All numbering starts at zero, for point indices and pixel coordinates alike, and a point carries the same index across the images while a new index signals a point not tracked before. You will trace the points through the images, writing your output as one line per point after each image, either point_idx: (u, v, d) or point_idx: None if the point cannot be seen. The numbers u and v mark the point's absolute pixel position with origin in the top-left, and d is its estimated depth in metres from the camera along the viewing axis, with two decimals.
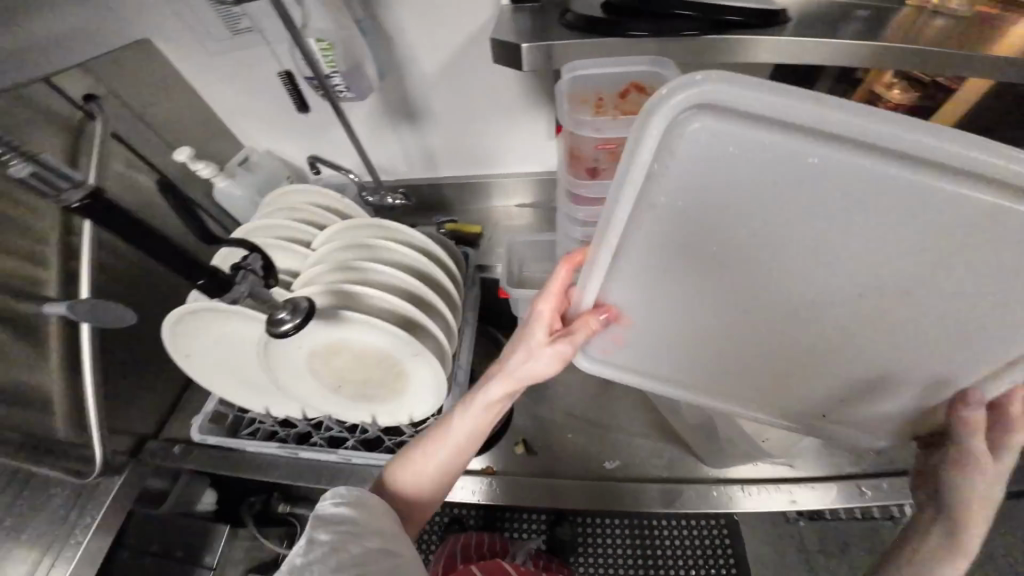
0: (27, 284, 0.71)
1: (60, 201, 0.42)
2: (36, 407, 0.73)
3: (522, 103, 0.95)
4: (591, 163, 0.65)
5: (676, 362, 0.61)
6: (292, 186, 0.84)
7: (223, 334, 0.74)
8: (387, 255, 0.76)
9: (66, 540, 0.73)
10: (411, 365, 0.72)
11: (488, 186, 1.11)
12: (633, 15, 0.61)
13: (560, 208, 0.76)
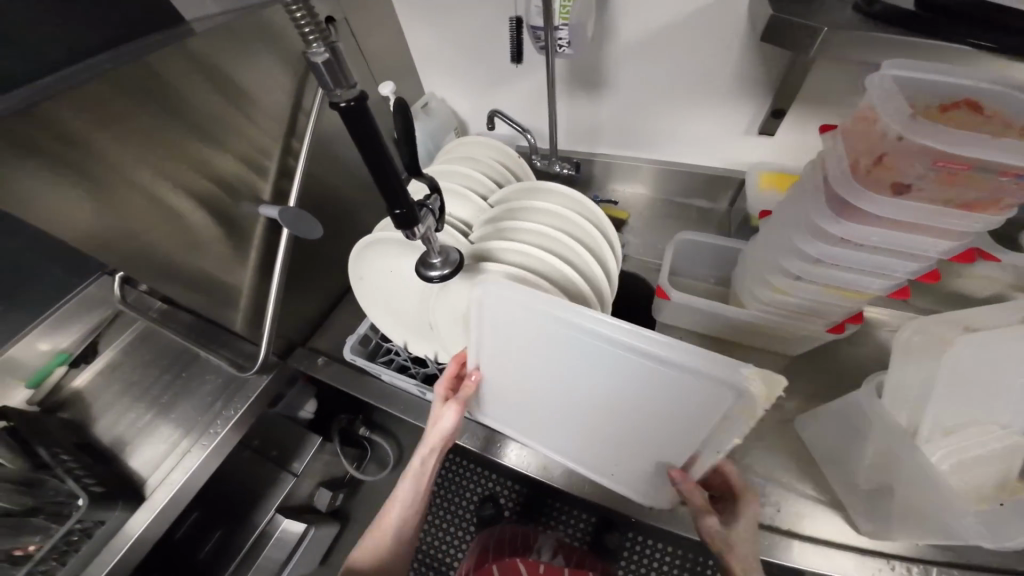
0: (248, 188, 0.82)
1: (329, 93, 0.41)
2: (232, 294, 0.85)
3: (724, 87, 0.84)
4: (898, 179, 0.42)
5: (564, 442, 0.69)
6: (475, 138, 0.86)
7: (393, 266, 0.78)
8: (561, 223, 0.72)
9: (204, 431, 0.82)
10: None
11: (645, 173, 1.05)
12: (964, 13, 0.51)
13: (800, 224, 0.54)
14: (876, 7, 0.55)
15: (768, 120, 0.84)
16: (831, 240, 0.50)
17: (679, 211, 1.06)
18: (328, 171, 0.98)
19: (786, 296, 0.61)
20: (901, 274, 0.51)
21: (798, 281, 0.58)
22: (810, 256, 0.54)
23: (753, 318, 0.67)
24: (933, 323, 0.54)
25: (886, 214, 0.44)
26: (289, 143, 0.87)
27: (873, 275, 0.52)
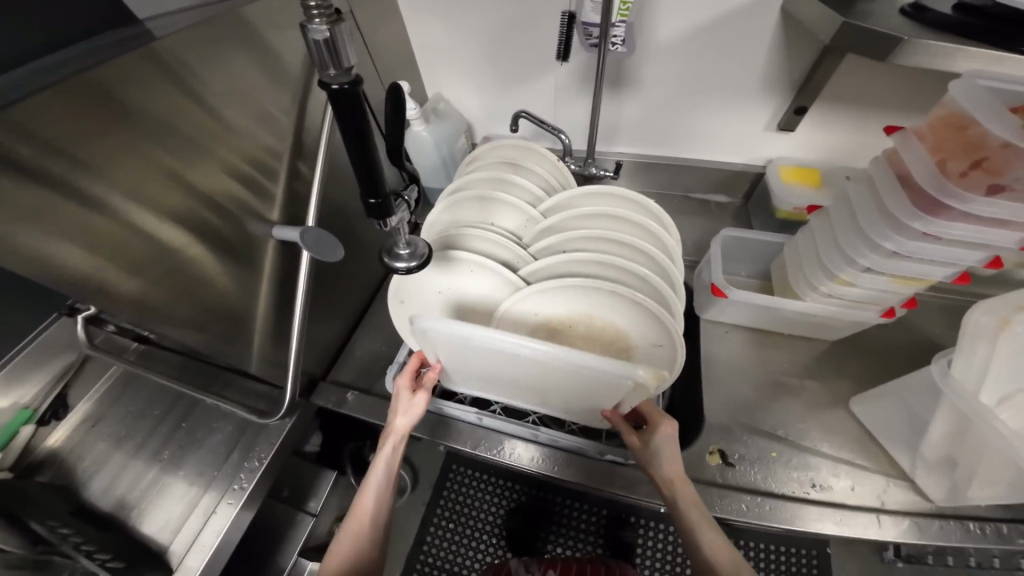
0: (261, 204, 0.71)
1: (321, 73, 0.38)
2: (248, 328, 0.74)
3: (748, 82, 0.87)
4: (998, 172, 0.46)
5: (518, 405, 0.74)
6: (514, 141, 0.81)
7: (443, 289, 0.73)
8: (625, 229, 0.71)
9: (229, 487, 0.71)
10: (644, 352, 0.67)
11: (663, 168, 1.05)
12: (1005, 23, 0.57)
13: (869, 210, 0.58)
14: (926, 15, 0.59)
15: (787, 114, 0.88)
16: (913, 234, 0.53)
17: (698, 207, 1.08)
18: (339, 182, 0.88)
19: (849, 288, 0.64)
20: (966, 265, 0.54)
21: (867, 273, 0.60)
22: (887, 250, 0.56)
23: (812, 310, 0.69)
24: (996, 302, 0.58)
25: (981, 211, 0.47)
26: (300, 152, 0.77)
27: (943, 266, 0.56)
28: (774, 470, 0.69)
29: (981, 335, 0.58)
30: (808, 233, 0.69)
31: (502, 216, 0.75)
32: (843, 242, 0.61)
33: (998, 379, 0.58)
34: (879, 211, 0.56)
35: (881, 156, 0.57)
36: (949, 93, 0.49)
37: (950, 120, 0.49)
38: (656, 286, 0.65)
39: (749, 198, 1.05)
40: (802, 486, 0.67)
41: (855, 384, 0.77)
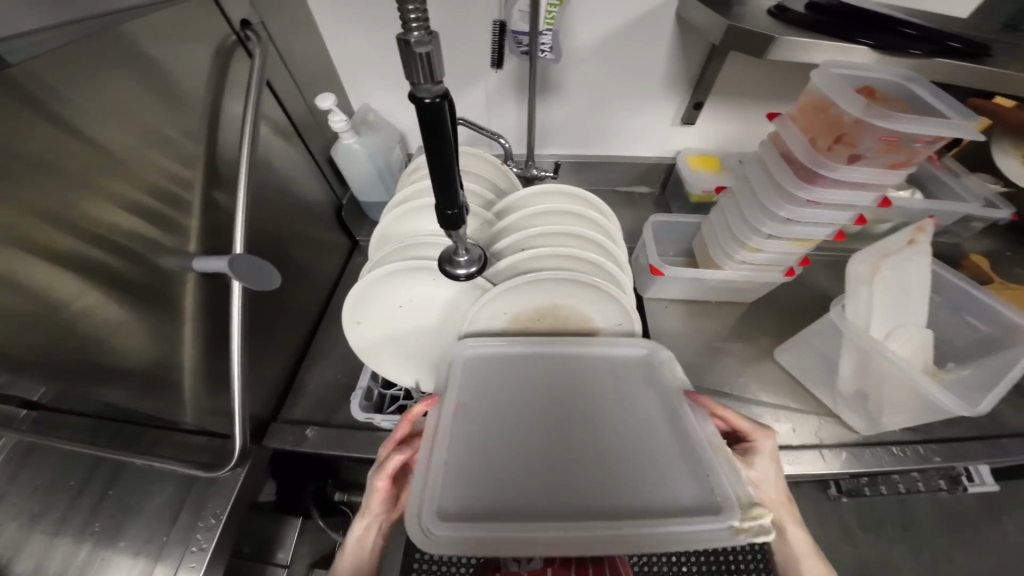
0: (173, 236, 0.64)
1: (413, 86, 0.36)
2: (174, 373, 0.66)
3: (652, 84, 0.98)
4: (855, 143, 0.57)
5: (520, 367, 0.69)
6: (455, 148, 0.83)
7: (405, 301, 0.73)
8: (573, 223, 0.76)
9: (185, 550, 0.65)
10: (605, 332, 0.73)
11: (594, 166, 1.14)
12: (846, 24, 0.70)
13: (766, 185, 0.68)
14: (786, 15, 0.73)
15: (688, 111, 1.01)
16: (800, 202, 0.64)
17: (626, 199, 1.19)
18: (265, 205, 0.82)
19: (759, 254, 0.74)
20: (841, 223, 0.67)
21: (771, 240, 0.71)
22: (783, 218, 0.67)
23: (733, 277, 0.79)
24: (864, 253, 0.72)
25: (844, 177, 0.59)
26: (214, 175, 0.71)
27: (826, 226, 0.68)
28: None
29: (860, 282, 0.72)
30: (720, 211, 0.80)
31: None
32: (748, 215, 0.71)
33: (878, 315, 0.72)
34: (772, 186, 0.67)
35: (767, 139, 0.68)
36: (810, 83, 0.60)
37: (814, 102, 0.60)
38: (608, 270, 0.71)
39: (667, 186, 1.18)
40: None
41: (771, 335, 0.90)
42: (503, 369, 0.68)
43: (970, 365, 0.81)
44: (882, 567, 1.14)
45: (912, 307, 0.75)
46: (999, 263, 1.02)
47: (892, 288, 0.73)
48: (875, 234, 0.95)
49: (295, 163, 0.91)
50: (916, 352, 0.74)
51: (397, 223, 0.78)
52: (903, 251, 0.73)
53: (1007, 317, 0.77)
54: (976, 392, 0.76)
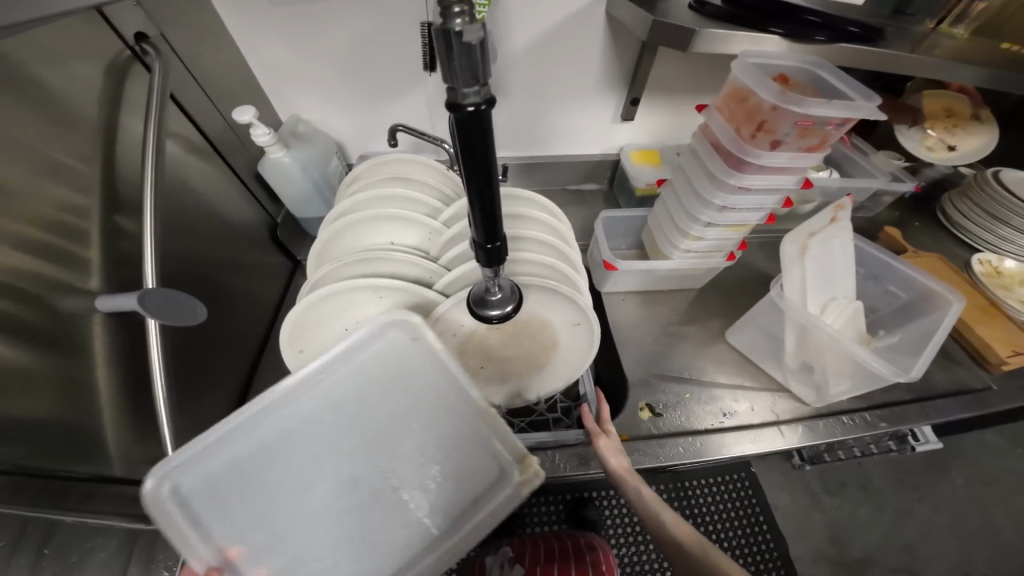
0: (72, 273, 0.56)
1: (454, 91, 0.30)
2: (85, 430, 0.57)
3: (590, 83, 0.99)
4: (774, 130, 0.59)
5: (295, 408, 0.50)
6: (398, 155, 0.79)
7: (356, 321, 0.69)
8: (527, 227, 0.74)
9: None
10: (565, 335, 0.71)
11: (541, 166, 1.14)
12: (758, 15, 0.74)
13: (701, 176, 0.70)
14: (706, 9, 0.76)
15: (627, 107, 1.03)
16: (731, 190, 0.67)
17: (576, 197, 1.20)
18: (184, 230, 0.74)
19: (701, 242, 0.77)
20: (771, 206, 0.70)
21: (709, 227, 0.73)
22: (718, 206, 0.69)
23: (679, 266, 0.82)
24: (794, 234, 0.75)
25: (768, 163, 0.61)
26: (117, 201, 0.63)
27: (758, 211, 0.71)
28: (690, 408, 0.81)
29: (792, 260, 0.75)
30: (662, 202, 0.82)
31: (400, 236, 0.74)
32: (687, 205, 0.74)
33: (813, 291, 0.77)
34: (705, 176, 0.70)
35: (698, 131, 0.71)
36: (730, 75, 0.63)
37: (735, 92, 0.62)
38: (562, 271, 0.70)
39: (613, 182, 1.20)
40: (717, 417, 0.80)
41: (722, 317, 0.94)
42: (290, 416, 0.50)
43: (898, 332, 0.88)
44: (842, 521, 1.22)
45: (841, 281, 0.80)
46: (908, 231, 1.13)
47: (821, 265, 0.78)
48: (802, 214, 1.00)
49: (216, 183, 0.83)
50: (846, 324, 0.80)
51: (337, 239, 0.73)
52: (830, 228, 0.77)
53: (919, 282, 0.85)
54: (906, 356, 0.82)
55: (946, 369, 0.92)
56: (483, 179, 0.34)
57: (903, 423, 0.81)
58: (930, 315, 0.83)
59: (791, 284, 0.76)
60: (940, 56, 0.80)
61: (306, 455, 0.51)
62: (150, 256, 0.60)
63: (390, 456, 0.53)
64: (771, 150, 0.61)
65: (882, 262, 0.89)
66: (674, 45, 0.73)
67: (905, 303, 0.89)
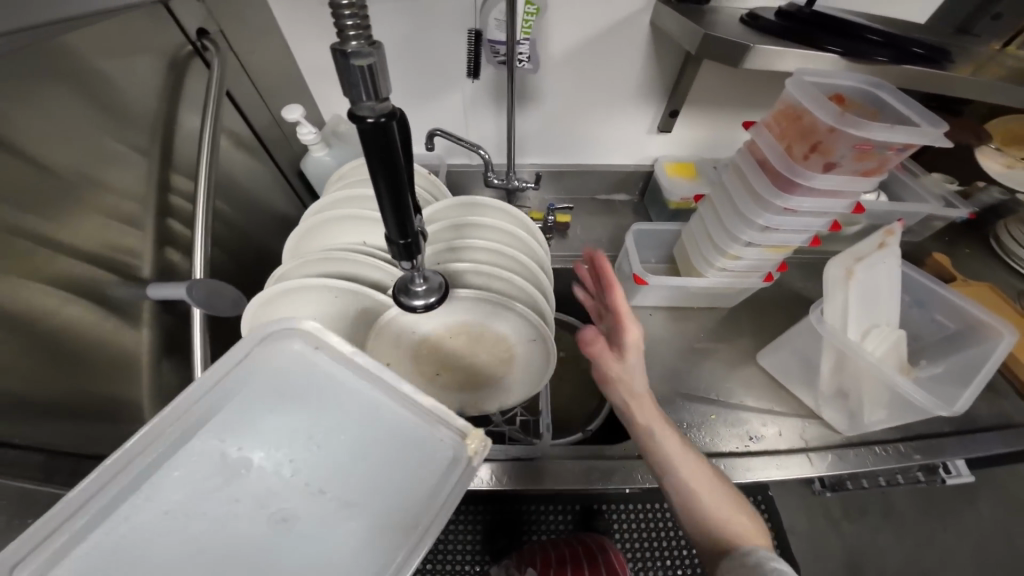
0: (126, 255, 0.60)
1: (352, 104, 0.31)
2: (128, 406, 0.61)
3: (627, 92, 0.98)
4: (830, 153, 0.57)
5: (193, 447, 0.40)
6: None
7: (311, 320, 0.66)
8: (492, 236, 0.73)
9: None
10: (522, 349, 0.69)
11: (572, 173, 1.14)
12: (812, 30, 0.72)
13: (744, 194, 0.68)
14: (758, 23, 0.74)
15: (664, 118, 1.02)
16: (776, 210, 0.65)
17: (604, 206, 1.19)
18: (228, 221, 0.77)
19: (739, 261, 0.75)
20: (817, 229, 0.68)
21: (749, 246, 0.71)
22: (760, 225, 0.67)
23: (712, 285, 0.80)
24: (838, 260, 0.72)
25: (821, 185, 0.59)
26: (169, 190, 0.66)
27: (805, 234, 0.69)
28: (716, 430, 0.78)
29: (835, 285, 0.72)
30: (698, 219, 0.80)
31: (373, 235, 0.70)
32: (726, 223, 0.72)
33: (856, 318, 0.73)
34: (747, 194, 0.68)
35: (743, 148, 0.69)
36: (783, 93, 0.60)
37: (789, 109, 0.60)
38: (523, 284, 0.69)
39: (644, 193, 1.19)
40: (742, 440, 0.77)
41: (752, 337, 0.91)
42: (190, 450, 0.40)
43: (940, 363, 0.83)
44: (866, 556, 1.15)
45: (885, 308, 0.76)
46: (954, 256, 1.07)
47: (864, 291, 0.74)
48: (846, 235, 0.96)
49: (260, 178, 0.87)
50: (891, 356, 0.75)
51: (310, 235, 0.71)
52: (878, 254, 0.74)
53: (970, 311, 0.80)
54: (952, 389, 0.77)
55: (986, 401, 0.87)
56: (391, 190, 0.35)
57: (938, 455, 0.76)
58: (981, 346, 0.78)
59: (832, 309, 0.72)
60: (1007, 76, 0.75)
61: (186, 529, 0.38)
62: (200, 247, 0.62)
63: (316, 478, 0.41)
64: (824, 172, 0.59)
65: (929, 289, 0.85)
66: (720, 58, 0.72)
67: (951, 332, 0.84)
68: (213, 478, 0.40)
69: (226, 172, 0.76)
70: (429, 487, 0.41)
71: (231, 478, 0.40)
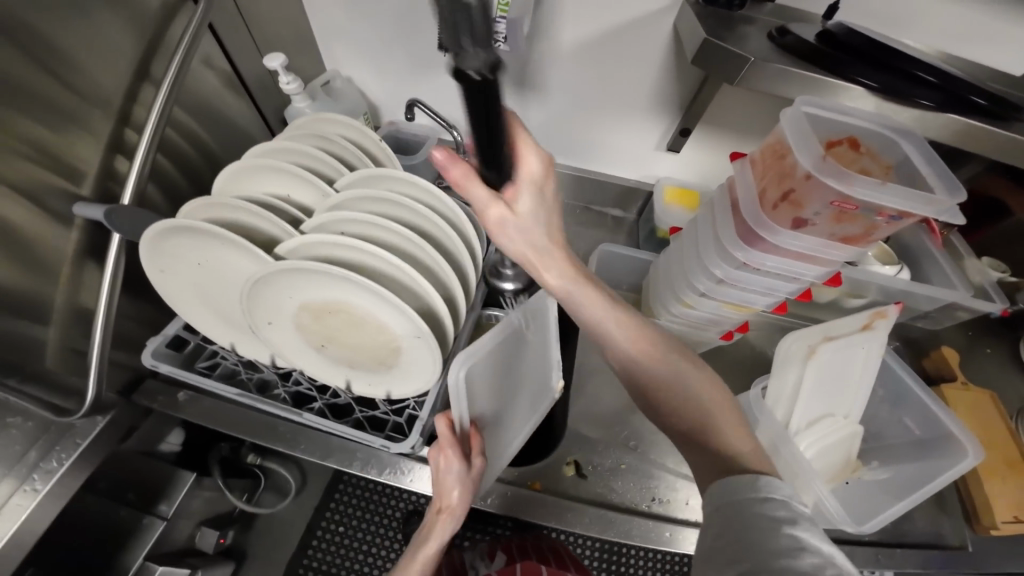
0: (59, 163, 0.61)
1: (455, 58, 0.28)
2: (39, 306, 0.63)
3: (638, 98, 0.88)
4: (806, 208, 0.49)
5: (508, 342, 0.58)
6: (332, 114, 0.71)
7: (202, 263, 0.61)
8: (418, 220, 0.63)
9: (19, 485, 0.61)
10: (409, 345, 0.59)
11: (566, 176, 1.06)
12: (848, 56, 0.59)
13: (712, 237, 0.59)
14: (787, 40, 0.62)
15: (676, 136, 0.90)
16: (735, 263, 0.57)
17: (595, 218, 1.10)
18: (185, 151, 0.77)
19: (694, 310, 0.66)
20: (785, 295, 0.60)
21: (705, 298, 0.63)
22: (716, 277, 0.59)
23: (666, 328, 0.72)
24: (805, 335, 0.70)
25: (786, 243, 0.51)
26: (131, 112, 0.69)
27: (768, 297, 0.61)
28: (625, 482, 0.73)
29: (790, 361, 0.70)
30: (670, 252, 0.70)
31: (299, 191, 0.65)
32: (687, 266, 0.63)
33: (804, 404, 0.69)
34: (710, 239, 0.60)
35: (725, 181, 0.60)
36: (774, 127, 0.51)
37: (773, 146, 0.51)
38: (434, 272, 0.61)
39: (640, 214, 1.08)
40: (643, 499, 0.71)
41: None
42: (504, 347, 0.58)
43: (888, 471, 0.76)
44: None
45: (845, 398, 0.71)
46: (970, 356, 0.92)
47: (824, 372, 0.71)
48: (847, 309, 0.83)
49: (235, 115, 0.86)
50: (836, 456, 0.72)
51: (236, 179, 0.66)
52: (857, 335, 0.71)
53: (943, 423, 0.73)
54: (885, 499, 0.73)
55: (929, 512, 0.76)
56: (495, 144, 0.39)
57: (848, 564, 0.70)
58: (939, 463, 0.71)
59: (780, 386, 0.69)
60: None
61: (485, 388, 0.59)
62: (133, 181, 0.65)
63: (529, 374, 0.68)
64: (792, 228, 0.51)
65: (907, 390, 0.78)
66: (727, 72, 0.62)
67: (918, 442, 0.76)
68: (503, 353, 0.58)
69: (196, 105, 0.77)
70: (539, 400, 0.72)
71: (506, 365, 0.60)
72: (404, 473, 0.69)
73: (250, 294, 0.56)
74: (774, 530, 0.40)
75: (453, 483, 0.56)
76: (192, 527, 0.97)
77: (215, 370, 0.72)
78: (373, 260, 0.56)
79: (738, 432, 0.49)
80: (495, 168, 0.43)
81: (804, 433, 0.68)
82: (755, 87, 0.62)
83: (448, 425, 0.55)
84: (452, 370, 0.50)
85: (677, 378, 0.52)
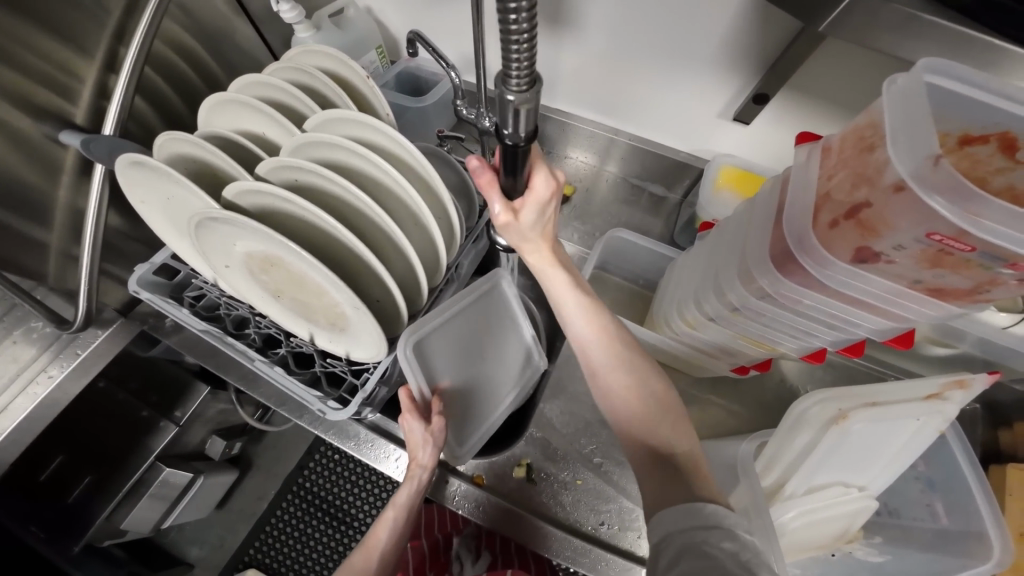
0: (49, 79, 0.60)
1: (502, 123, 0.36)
2: (39, 217, 0.66)
3: (702, 49, 0.68)
4: (893, 234, 0.38)
5: (464, 316, 0.63)
6: (315, 43, 0.62)
7: (167, 199, 0.59)
8: (383, 179, 0.54)
9: (35, 375, 0.72)
10: (352, 314, 0.54)
11: (597, 141, 0.88)
12: None
13: (747, 255, 0.50)
14: None
15: (746, 105, 0.68)
16: (758, 292, 0.50)
17: (629, 195, 0.91)
18: (180, 75, 0.73)
19: (698, 333, 0.61)
20: (821, 341, 0.53)
21: (714, 323, 0.58)
22: (731, 303, 0.53)
23: (662, 344, 0.67)
24: (832, 395, 0.56)
25: (832, 278, 0.43)
26: (126, 27, 0.66)
27: (797, 337, 0.54)
28: (576, 499, 0.67)
29: (805, 423, 0.57)
30: (697, 255, 0.63)
31: (273, 133, 0.59)
32: (710, 285, 0.56)
33: (805, 470, 0.59)
34: (737, 254, 0.53)
35: (778, 178, 0.49)
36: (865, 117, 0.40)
37: (862, 133, 0.40)
38: (393, 240, 0.54)
39: (687, 196, 0.88)
40: (591, 521, 0.65)
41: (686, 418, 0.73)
42: (462, 317, 0.63)
43: (890, 554, 0.65)
44: None
45: (865, 470, 0.60)
46: None
47: (849, 440, 0.57)
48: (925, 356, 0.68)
49: (239, 41, 0.80)
50: (824, 526, 0.63)
51: (217, 113, 0.61)
52: (915, 404, 0.54)
53: (978, 519, 0.60)
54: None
55: None
56: (510, 166, 0.41)
57: None
58: (953, 562, 0.60)
59: (783, 447, 0.59)
60: None
61: (448, 356, 0.63)
62: (118, 103, 0.62)
63: (504, 352, 0.71)
64: (853, 259, 0.41)
65: (952, 468, 0.64)
66: (823, 15, 0.42)
67: (939, 531, 0.64)
68: (459, 325, 0.63)
69: (191, 22, 0.71)
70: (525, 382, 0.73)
71: (470, 338, 0.65)
72: (348, 437, 0.70)
73: (196, 233, 0.53)
74: (716, 562, 0.37)
75: (415, 448, 0.60)
76: (204, 434, 1.09)
77: (200, 303, 0.71)
78: (315, 219, 0.50)
79: (683, 436, 0.49)
80: (511, 183, 0.44)
81: (797, 501, 0.60)
82: (857, 42, 0.42)
83: (408, 394, 0.60)
84: (399, 348, 0.56)
85: (649, 396, 0.50)
